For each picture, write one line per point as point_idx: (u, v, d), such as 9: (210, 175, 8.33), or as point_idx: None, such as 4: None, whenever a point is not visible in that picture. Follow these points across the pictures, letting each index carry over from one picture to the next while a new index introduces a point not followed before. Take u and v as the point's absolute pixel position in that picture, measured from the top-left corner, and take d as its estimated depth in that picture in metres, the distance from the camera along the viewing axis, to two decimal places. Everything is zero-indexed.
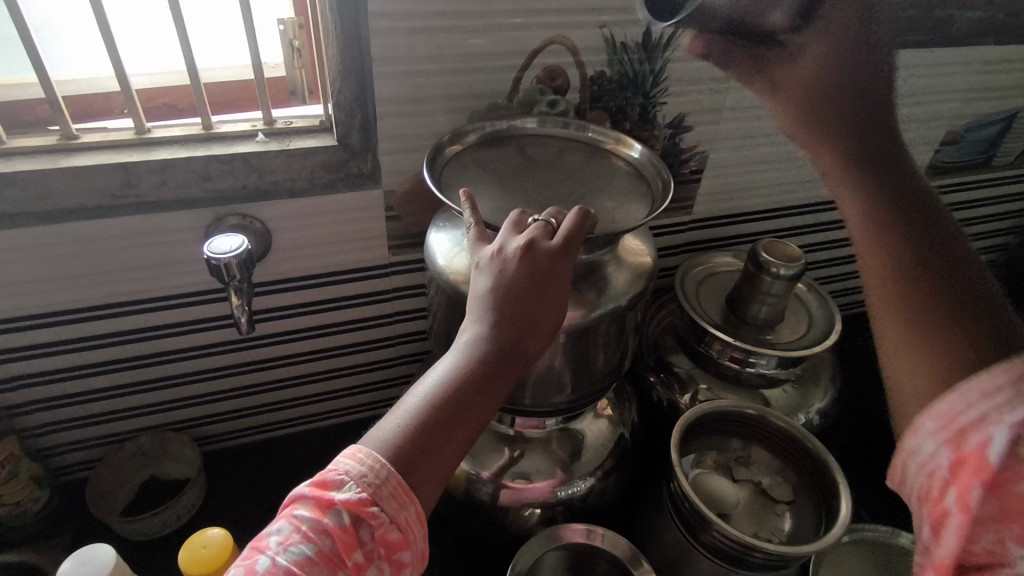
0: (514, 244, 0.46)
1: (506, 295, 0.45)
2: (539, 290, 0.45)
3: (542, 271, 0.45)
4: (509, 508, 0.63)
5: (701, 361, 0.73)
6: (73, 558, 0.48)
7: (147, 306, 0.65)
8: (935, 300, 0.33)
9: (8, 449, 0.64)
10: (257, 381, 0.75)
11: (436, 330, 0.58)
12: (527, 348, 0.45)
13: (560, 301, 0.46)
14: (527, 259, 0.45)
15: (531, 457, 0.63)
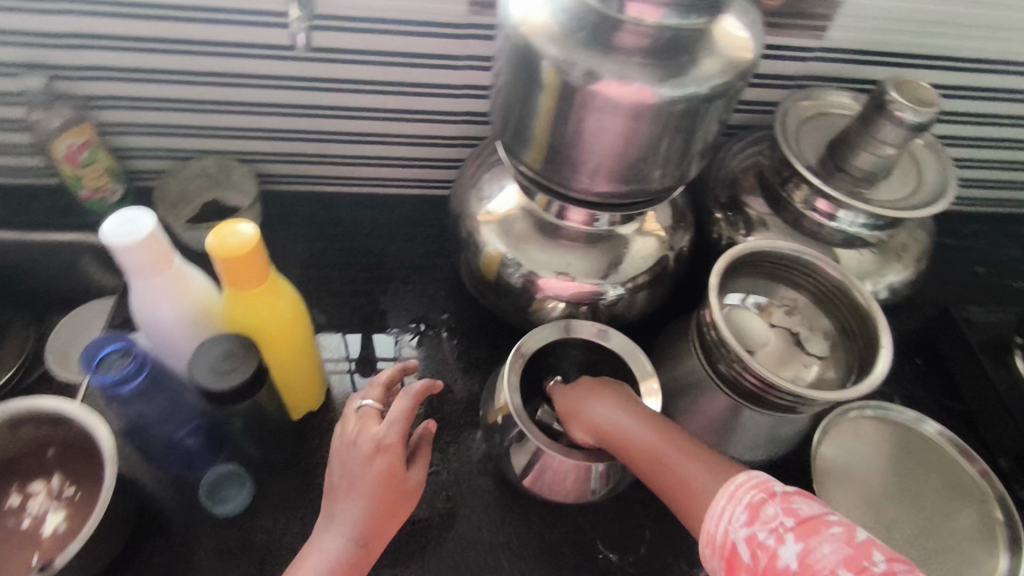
0: (350, 437, 0.52)
1: (349, 484, 0.50)
2: (372, 464, 0.50)
3: (376, 474, 0.50)
4: (534, 296, 0.63)
5: (778, 206, 0.66)
6: (116, 219, 0.44)
7: (213, 15, 0.61)
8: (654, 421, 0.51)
9: (89, 134, 0.66)
10: (320, 131, 0.73)
11: (496, 90, 0.54)
12: (376, 540, 0.49)
13: (400, 489, 0.50)
14: (360, 441, 0.51)
15: (568, 253, 0.62)
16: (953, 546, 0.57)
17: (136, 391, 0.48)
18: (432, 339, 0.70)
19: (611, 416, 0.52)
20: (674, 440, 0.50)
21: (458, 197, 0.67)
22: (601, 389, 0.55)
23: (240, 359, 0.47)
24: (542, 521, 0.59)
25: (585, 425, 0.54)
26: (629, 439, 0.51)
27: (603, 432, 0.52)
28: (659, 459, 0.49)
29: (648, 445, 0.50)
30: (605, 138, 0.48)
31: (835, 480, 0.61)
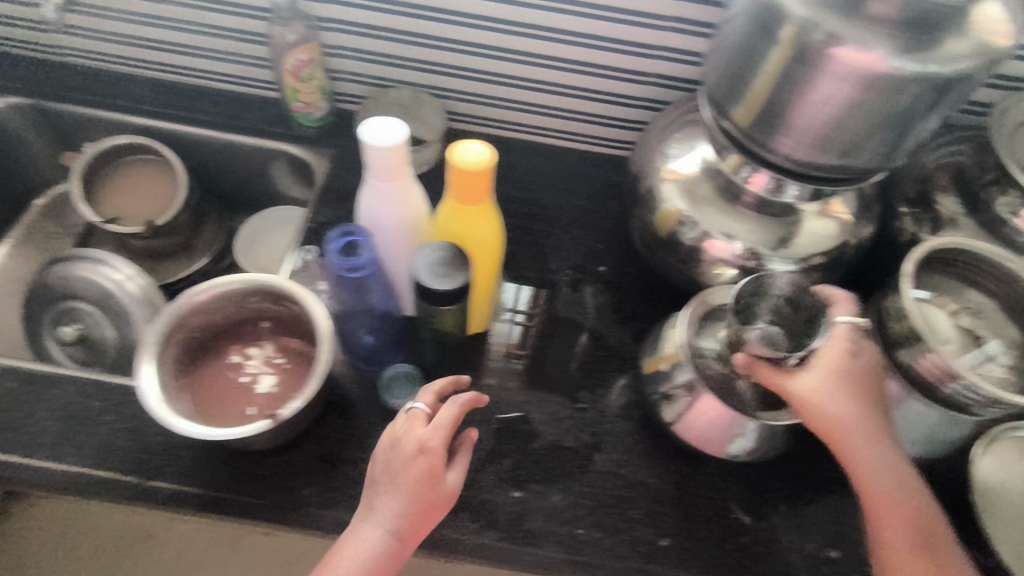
0: (394, 433, 0.53)
1: (389, 479, 0.51)
2: (416, 466, 0.51)
3: (419, 476, 0.51)
4: (705, 260, 0.65)
5: (975, 209, 0.64)
6: (371, 125, 0.50)
7: None
8: (907, 469, 0.52)
9: (314, 53, 0.72)
10: (509, 76, 0.74)
11: (720, 43, 0.55)
12: (410, 535, 0.50)
13: (439, 494, 0.51)
14: (404, 439, 0.52)
15: (747, 221, 0.64)
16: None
17: (350, 282, 0.54)
18: (588, 287, 0.74)
19: (882, 435, 0.52)
20: (909, 480, 0.51)
21: (641, 156, 0.69)
22: (870, 392, 0.52)
23: (453, 267, 0.51)
24: (678, 472, 0.63)
25: (832, 406, 0.51)
26: (877, 465, 0.51)
27: (852, 436, 0.51)
28: (897, 500, 0.51)
29: (884, 479, 0.51)
30: (824, 103, 0.49)
31: (988, 494, 0.59)
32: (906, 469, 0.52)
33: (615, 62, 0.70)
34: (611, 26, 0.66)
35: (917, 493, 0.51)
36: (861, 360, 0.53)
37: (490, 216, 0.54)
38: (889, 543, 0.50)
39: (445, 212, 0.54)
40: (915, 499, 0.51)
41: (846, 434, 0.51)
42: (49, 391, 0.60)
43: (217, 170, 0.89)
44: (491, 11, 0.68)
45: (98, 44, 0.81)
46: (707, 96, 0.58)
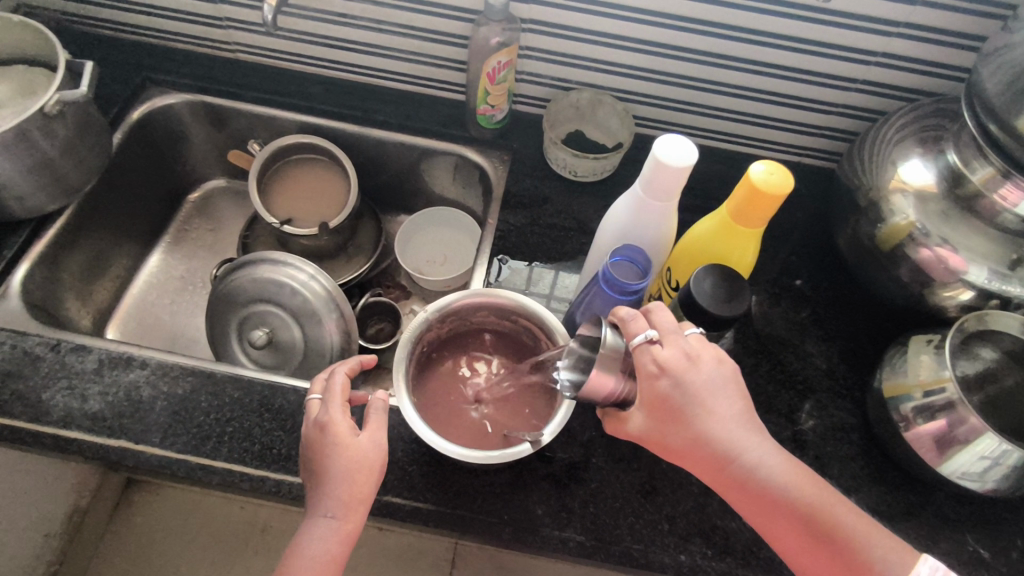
0: (309, 421, 0.52)
1: (312, 470, 0.50)
2: (319, 442, 0.50)
3: (319, 454, 0.50)
4: (933, 279, 0.62)
5: None
6: (665, 137, 0.48)
7: None
8: (708, 467, 0.46)
9: (513, 55, 0.70)
10: (707, 80, 0.72)
11: (1012, 53, 0.54)
12: (337, 517, 0.48)
13: (347, 462, 0.49)
14: (315, 428, 0.51)
15: (989, 240, 0.60)
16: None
17: (606, 296, 0.52)
18: (785, 302, 0.72)
19: (673, 433, 0.46)
20: (751, 482, 0.44)
21: (861, 167, 0.67)
22: (671, 404, 0.46)
23: (736, 288, 0.49)
24: (908, 501, 0.61)
25: (626, 425, 0.48)
26: (742, 495, 0.45)
27: (678, 458, 0.47)
28: (792, 521, 0.44)
29: (735, 494, 0.45)
30: None
31: None
32: (741, 475, 0.45)
33: (830, 70, 0.68)
34: (835, 32, 0.64)
35: (769, 496, 0.44)
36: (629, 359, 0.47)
37: (757, 239, 0.52)
38: (802, 564, 0.44)
39: (715, 228, 0.52)
40: (767, 505, 0.44)
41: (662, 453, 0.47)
42: (274, 400, 0.60)
43: (378, 170, 0.88)
44: (708, 14, 0.65)
45: (275, 42, 0.80)
46: (981, 107, 0.55)
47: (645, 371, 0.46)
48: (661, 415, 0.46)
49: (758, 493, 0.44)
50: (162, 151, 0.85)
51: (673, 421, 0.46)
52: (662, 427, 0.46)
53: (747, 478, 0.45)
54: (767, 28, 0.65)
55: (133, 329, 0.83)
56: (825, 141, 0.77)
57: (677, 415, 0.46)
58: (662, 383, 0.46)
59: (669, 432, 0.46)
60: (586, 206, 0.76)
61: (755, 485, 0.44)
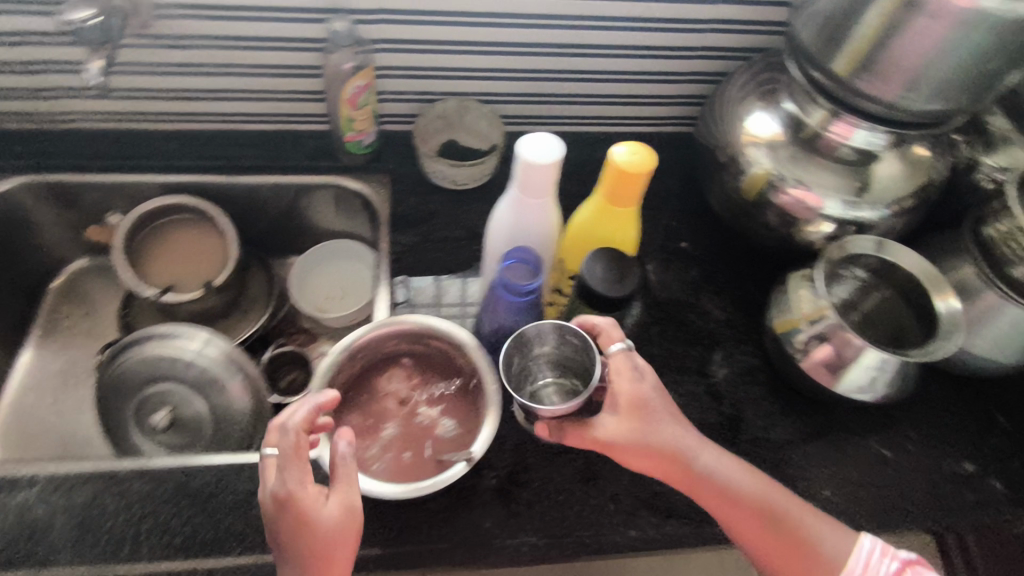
0: (268, 488, 0.46)
1: (279, 547, 0.46)
2: (283, 519, 0.45)
3: (292, 532, 0.45)
4: (797, 220, 0.68)
5: None
6: (530, 136, 0.50)
7: None
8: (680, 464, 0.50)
9: (370, 76, 0.70)
10: (563, 71, 0.75)
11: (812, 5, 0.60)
12: None
13: (321, 539, 0.45)
14: (273, 502, 0.46)
15: (835, 175, 0.66)
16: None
17: (499, 295, 0.53)
18: (677, 266, 0.76)
19: (649, 432, 0.50)
20: (716, 478, 0.51)
21: (716, 128, 0.72)
22: (648, 407, 0.50)
23: (622, 270, 0.51)
24: (817, 424, 0.66)
25: (601, 429, 0.50)
26: (705, 486, 0.51)
27: (651, 456, 0.50)
28: (752, 512, 0.51)
29: (706, 494, 0.51)
30: (914, 37, 0.53)
31: None
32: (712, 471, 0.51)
33: (671, 42, 0.72)
34: (665, 7, 0.68)
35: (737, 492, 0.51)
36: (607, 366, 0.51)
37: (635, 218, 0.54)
38: (754, 549, 0.51)
39: (593, 217, 0.55)
40: (736, 497, 0.51)
41: (638, 454, 0.50)
42: (189, 484, 0.56)
43: (257, 217, 0.84)
44: (549, 9, 0.68)
45: (112, 104, 0.75)
46: (805, 57, 0.61)
47: (623, 379, 0.51)
48: (639, 418, 0.50)
49: (727, 487, 0.51)
50: (6, 242, 0.77)
51: (648, 423, 0.50)
52: (640, 428, 0.50)
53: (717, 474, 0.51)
54: (605, 13, 0.69)
55: (13, 442, 0.75)
56: (681, 109, 0.81)
57: (653, 419, 0.50)
58: (636, 392, 0.50)
59: (644, 435, 0.50)
60: (474, 213, 0.77)
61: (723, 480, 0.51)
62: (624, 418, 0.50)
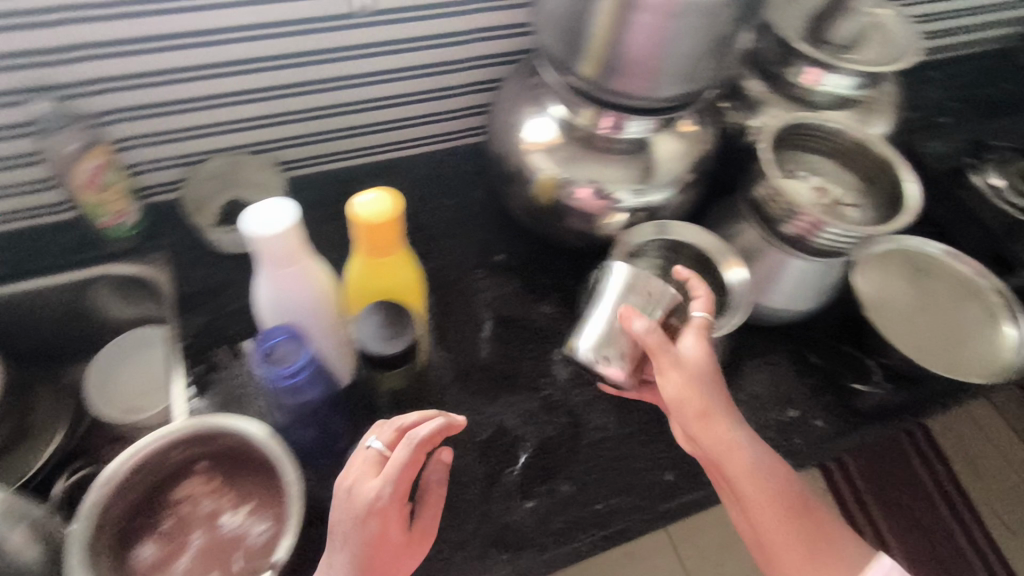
0: (359, 491, 0.46)
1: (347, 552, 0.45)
2: (366, 529, 0.45)
3: (374, 543, 0.46)
4: (593, 215, 0.68)
5: (778, 86, 0.73)
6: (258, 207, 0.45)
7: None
8: (732, 424, 0.55)
9: (105, 155, 0.61)
10: (334, 105, 0.71)
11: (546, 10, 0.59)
12: None
13: (393, 559, 0.47)
14: (360, 510, 0.46)
15: (617, 165, 0.66)
16: (965, 352, 0.69)
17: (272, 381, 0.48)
18: (495, 281, 0.74)
19: (714, 390, 0.55)
20: (761, 457, 0.54)
21: (498, 137, 0.70)
22: (715, 368, 0.56)
23: (400, 326, 0.48)
24: (653, 409, 0.67)
25: (675, 366, 0.55)
26: (740, 462, 0.53)
27: (708, 405, 0.54)
28: (788, 505, 0.53)
29: (750, 468, 0.53)
30: (642, 32, 0.53)
31: (879, 309, 0.71)
32: (756, 448, 0.54)
33: (437, 59, 0.70)
34: (417, 26, 0.66)
35: (777, 477, 0.54)
36: (695, 328, 0.57)
37: (408, 263, 0.51)
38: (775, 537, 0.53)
39: (363, 275, 0.50)
40: (771, 479, 0.53)
41: (699, 398, 0.54)
42: None
43: (24, 332, 0.72)
44: (293, 46, 0.63)
45: None
46: (555, 63, 0.61)
47: (699, 343, 0.56)
48: (708, 375, 0.55)
49: (769, 468, 0.54)
50: None
51: (715, 383, 0.55)
52: (703, 382, 0.55)
53: (759, 456, 0.54)
54: (356, 41, 0.65)
55: None
56: (471, 120, 0.80)
57: (715, 386, 0.55)
58: (714, 365, 0.56)
59: (700, 390, 0.54)
60: None
61: (763, 462, 0.54)
62: (694, 371, 0.55)
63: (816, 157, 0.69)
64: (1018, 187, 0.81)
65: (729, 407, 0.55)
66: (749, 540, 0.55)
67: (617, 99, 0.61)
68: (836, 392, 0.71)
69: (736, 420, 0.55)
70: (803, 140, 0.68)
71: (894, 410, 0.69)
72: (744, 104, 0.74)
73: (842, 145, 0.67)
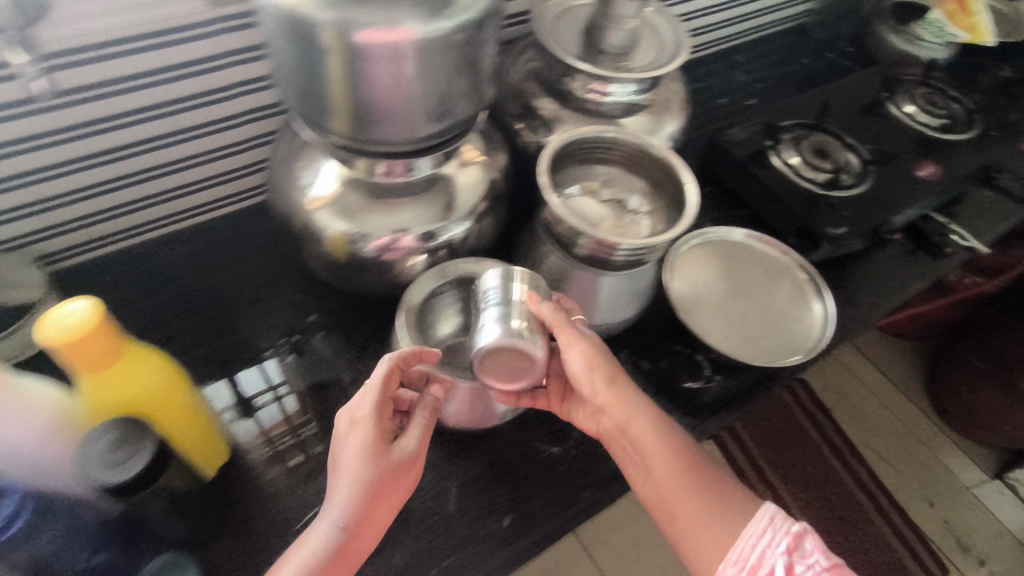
0: (354, 411, 0.53)
1: (341, 468, 0.51)
2: (351, 439, 0.52)
3: (359, 454, 0.51)
4: (392, 262, 0.65)
5: (565, 102, 0.72)
6: None
7: None
8: (631, 403, 0.58)
9: None
10: (91, 185, 0.64)
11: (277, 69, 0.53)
12: (353, 535, 0.49)
13: (375, 474, 0.50)
14: (355, 424, 0.52)
15: (405, 208, 0.63)
16: (774, 337, 0.70)
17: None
18: (306, 345, 0.69)
19: (615, 370, 0.59)
20: (665, 431, 0.58)
21: (278, 196, 0.65)
22: (609, 351, 0.59)
23: (134, 445, 0.44)
24: (485, 452, 0.64)
25: (576, 356, 0.57)
26: (648, 437, 0.57)
27: (612, 384, 0.58)
28: (690, 467, 0.57)
29: (653, 439, 0.57)
30: (386, 78, 0.50)
31: (696, 306, 0.71)
32: (663, 425, 0.58)
33: (199, 118, 0.65)
34: (163, 90, 0.61)
35: (681, 451, 0.57)
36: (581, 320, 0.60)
37: (151, 372, 0.47)
38: (684, 500, 0.55)
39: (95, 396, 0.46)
40: (676, 450, 0.57)
41: (604, 375, 0.58)
42: None
43: None
44: (14, 134, 0.55)
45: None
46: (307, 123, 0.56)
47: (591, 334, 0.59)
48: (607, 358, 0.59)
49: (674, 441, 0.57)
50: None
51: (616, 365, 0.59)
52: (605, 362, 0.58)
53: (661, 432, 0.57)
54: (95, 115, 0.59)
55: None
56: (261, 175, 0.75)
57: (614, 366, 0.59)
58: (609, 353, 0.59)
59: (604, 369, 0.58)
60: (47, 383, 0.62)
61: (670, 437, 0.58)
62: (598, 351, 0.58)
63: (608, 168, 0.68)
64: (812, 163, 0.85)
65: (630, 386, 0.59)
66: (656, 512, 0.57)
67: (384, 148, 0.57)
68: (666, 395, 0.71)
69: (636, 402, 0.58)
70: (585, 154, 0.67)
71: (719, 404, 0.71)
72: (534, 123, 0.73)
73: (624, 153, 0.67)
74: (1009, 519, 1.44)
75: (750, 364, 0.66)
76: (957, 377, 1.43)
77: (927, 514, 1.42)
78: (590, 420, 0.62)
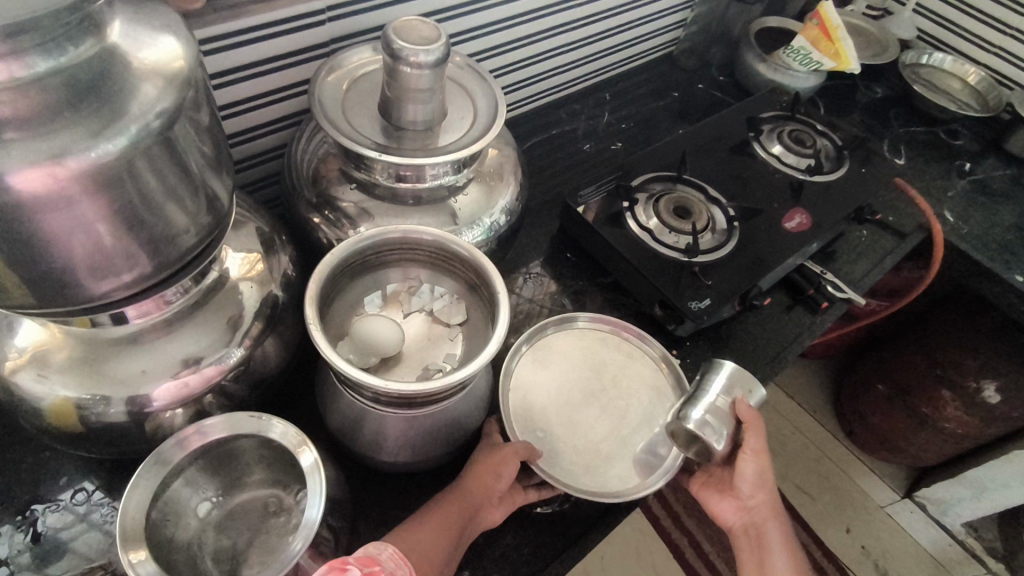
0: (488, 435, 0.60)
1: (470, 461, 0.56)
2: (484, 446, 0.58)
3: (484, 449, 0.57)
4: (142, 421, 0.51)
5: (367, 189, 0.60)
6: None
7: None
8: (774, 501, 0.64)
9: None
10: None
11: None
12: (464, 498, 0.53)
13: (483, 459, 0.56)
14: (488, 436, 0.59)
15: (144, 359, 0.49)
16: (617, 462, 0.61)
17: None
18: (48, 522, 0.54)
19: (767, 473, 0.62)
20: (780, 529, 0.64)
21: None
22: (761, 466, 0.62)
23: None
24: None
25: (744, 472, 0.62)
26: (767, 534, 0.64)
27: (766, 489, 0.63)
28: (790, 563, 0.63)
29: (773, 533, 0.64)
30: (49, 227, 0.37)
31: (537, 421, 0.62)
32: (783, 523, 0.65)
33: None
34: None
35: (789, 545, 0.65)
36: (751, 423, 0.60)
37: None
38: None
39: None
40: (785, 547, 0.64)
41: (766, 480, 0.63)
42: None
43: None
44: None
45: None
46: None
47: (751, 441, 0.60)
48: (766, 471, 0.62)
49: (784, 536, 0.64)
50: None
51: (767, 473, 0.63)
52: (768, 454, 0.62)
53: (784, 532, 0.65)
54: None
55: None
56: None
57: (767, 479, 0.63)
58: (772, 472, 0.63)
59: (766, 476, 0.63)
60: None
61: (785, 535, 0.65)
62: (767, 461, 0.62)
63: (411, 267, 0.57)
64: (671, 225, 0.76)
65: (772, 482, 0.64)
66: None
67: (96, 304, 0.44)
68: (511, 525, 0.60)
69: (780, 507, 0.65)
70: (382, 258, 0.55)
71: (570, 537, 0.60)
72: (332, 214, 0.60)
73: (428, 253, 0.55)
74: (925, 537, 1.42)
75: (600, 499, 0.56)
76: (864, 400, 1.39)
77: (844, 543, 1.39)
78: (730, 512, 0.64)
